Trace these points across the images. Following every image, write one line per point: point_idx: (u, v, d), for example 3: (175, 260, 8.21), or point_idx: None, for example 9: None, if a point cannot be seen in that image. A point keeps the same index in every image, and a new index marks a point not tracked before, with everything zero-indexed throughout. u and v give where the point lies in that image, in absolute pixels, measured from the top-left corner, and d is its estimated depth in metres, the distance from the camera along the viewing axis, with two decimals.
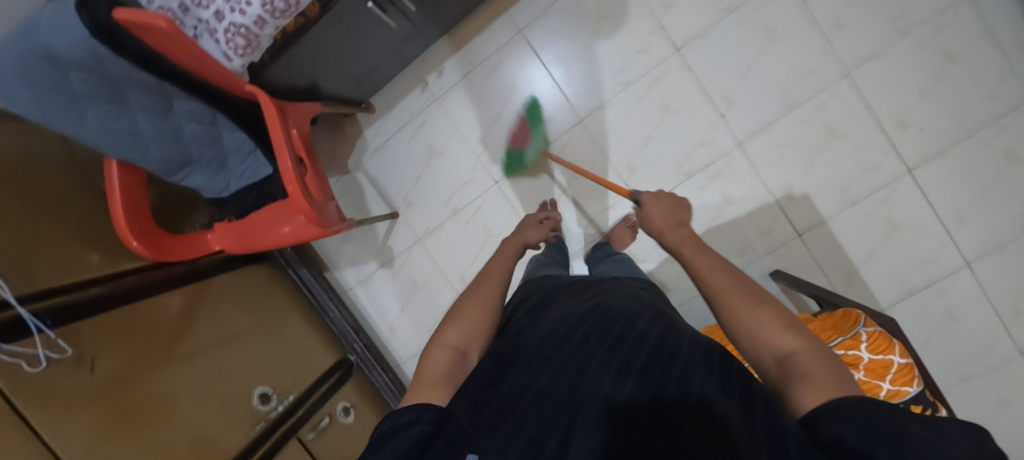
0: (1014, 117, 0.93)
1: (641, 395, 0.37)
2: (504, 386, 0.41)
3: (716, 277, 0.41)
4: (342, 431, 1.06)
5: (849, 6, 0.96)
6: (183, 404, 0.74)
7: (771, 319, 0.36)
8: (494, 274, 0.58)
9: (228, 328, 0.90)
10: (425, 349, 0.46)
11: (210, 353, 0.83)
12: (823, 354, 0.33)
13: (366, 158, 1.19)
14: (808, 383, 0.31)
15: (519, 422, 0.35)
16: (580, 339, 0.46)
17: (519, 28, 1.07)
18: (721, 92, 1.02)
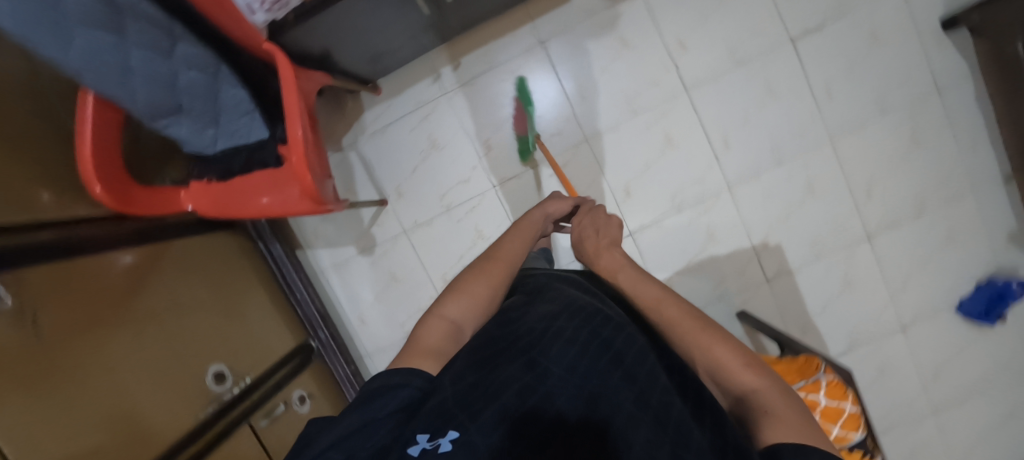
0: (957, 203, 1.06)
1: (627, 395, 0.34)
2: (483, 373, 0.37)
3: (673, 309, 0.46)
4: (296, 420, 0.99)
5: (841, 79, 1.04)
6: (127, 373, 0.66)
7: (739, 357, 0.39)
8: (508, 252, 0.58)
9: (186, 296, 0.82)
10: (423, 318, 0.47)
11: (162, 320, 0.75)
12: (779, 393, 0.36)
13: (363, 139, 1.14)
14: (772, 421, 0.33)
15: (501, 409, 0.31)
16: (559, 335, 0.43)
17: (541, 39, 1.08)
18: (719, 136, 1.08)
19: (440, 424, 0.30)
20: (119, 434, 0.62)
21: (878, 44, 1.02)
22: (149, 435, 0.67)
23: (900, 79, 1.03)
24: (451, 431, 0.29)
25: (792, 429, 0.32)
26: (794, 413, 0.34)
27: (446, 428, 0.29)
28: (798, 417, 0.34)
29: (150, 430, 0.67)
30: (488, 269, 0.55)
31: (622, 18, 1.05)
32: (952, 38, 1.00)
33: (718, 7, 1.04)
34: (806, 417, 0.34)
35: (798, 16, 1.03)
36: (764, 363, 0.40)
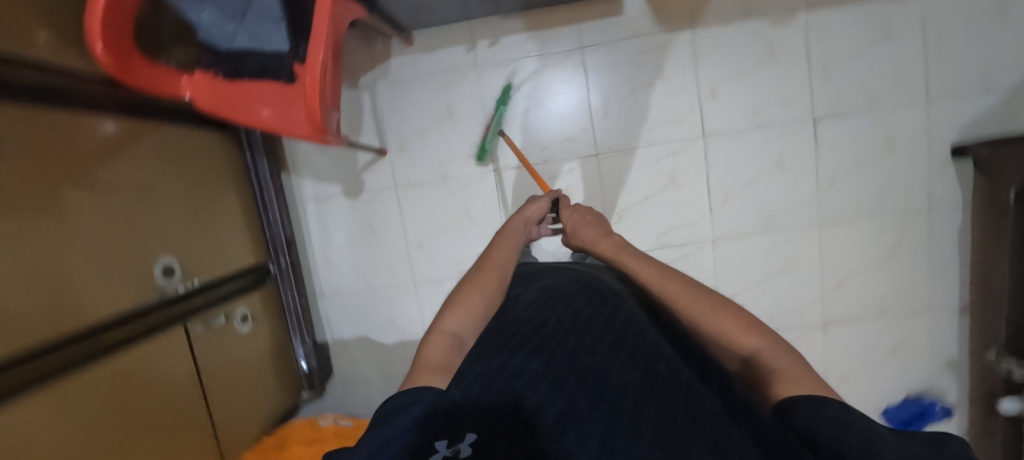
0: (911, 319, 1.12)
1: (636, 374, 0.43)
2: (510, 357, 0.46)
3: (675, 286, 0.50)
4: (234, 339, 0.96)
5: (847, 173, 1.07)
6: (78, 240, 0.64)
7: (738, 320, 0.44)
8: (496, 260, 0.64)
9: (154, 181, 0.81)
10: (425, 335, 0.49)
11: (123, 198, 0.74)
12: (779, 349, 0.41)
13: (381, 85, 1.12)
14: (779, 380, 0.39)
15: (523, 398, 0.39)
16: (572, 327, 0.53)
17: (582, 43, 1.07)
18: (720, 190, 1.10)
19: (461, 430, 0.37)
20: (59, 296, 0.60)
21: (890, 151, 1.05)
22: (83, 311, 0.64)
23: (900, 189, 1.07)
24: (468, 434, 0.37)
25: (800, 384, 0.37)
26: (794, 368, 0.39)
27: (463, 432, 0.37)
28: (798, 370, 0.39)
29: (82, 307, 0.64)
30: (480, 280, 0.59)
31: (665, 48, 1.06)
32: (959, 165, 1.04)
33: (757, 67, 1.05)
34: (803, 366, 0.40)
35: (827, 99, 1.05)
36: (759, 321, 0.44)
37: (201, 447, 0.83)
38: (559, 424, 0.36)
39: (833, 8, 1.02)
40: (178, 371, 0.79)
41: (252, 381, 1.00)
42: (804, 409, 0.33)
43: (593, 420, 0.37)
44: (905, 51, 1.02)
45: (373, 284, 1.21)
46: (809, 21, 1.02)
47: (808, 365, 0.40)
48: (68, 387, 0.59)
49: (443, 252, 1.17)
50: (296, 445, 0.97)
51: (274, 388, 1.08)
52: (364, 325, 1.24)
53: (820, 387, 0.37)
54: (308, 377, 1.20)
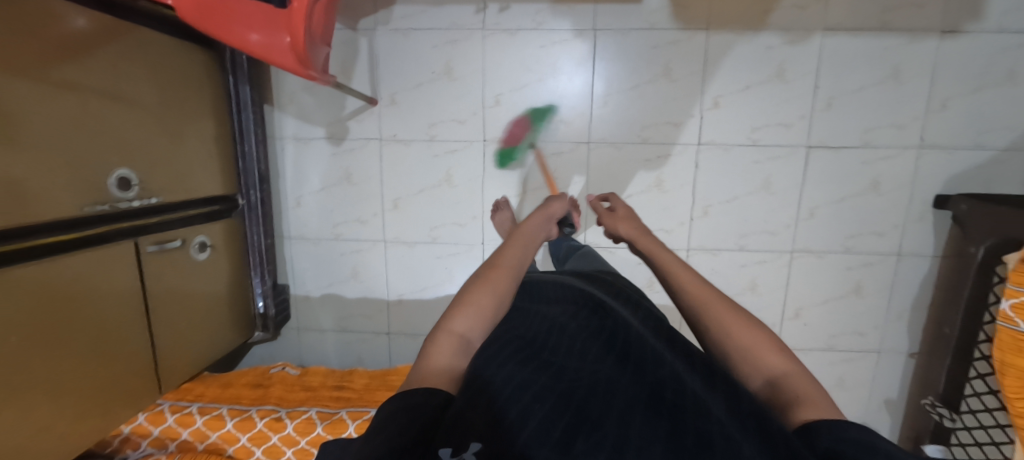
0: (860, 356, 1.16)
1: (642, 390, 0.43)
2: (520, 373, 0.46)
3: (717, 307, 0.56)
4: (188, 265, 0.93)
5: (829, 205, 1.08)
6: (26, 131, 0.60)
7: (766, 344, 0.51)
8: (507, 259, 0.65)
9: (125, 88, 0.76)
10: (434, 334, 0.52)
11: (87, 97, 0.69)
12: (803, 378, 0.47)
13: (382, 31, 1.07)
14: (801, 401, 0.43)
15: (532, 412, 0.38)
16: (577, 347, 0.52)
17: (595, 26, 1.03)
18: (703, 201, 1.10)
19: (463, 440, 0.34)
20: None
21: (874, 191, 1.06)
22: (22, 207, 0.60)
23: (876, 231, 1.08)
24: (473, 443, 0.34)
25: (820, 407, 0.42)
26: (814, 391, 0.45)
27: (467, 440, 0.34)
28: (817, 393, 0.44)
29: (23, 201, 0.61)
30: (492, 279, 0.60)
31: (677, 46, 1.03)
32: (936, 216, 1.05)
33: (764, 83, 1.03)
34: (820, 391, 0.45)
35: (825, 128, 1.04)
36: (786, 347, 0.51)
37: (129, 366, 0.80)
38: (569, 435, 0.36)
39: (850, 36, 1.00)
40: (118, 291, 0.76)
41: (202, 312, 0.98)
42: (825, 430, 0.37)
43: (603, 433, 0.36)
44: (910, 93, 1.01)
45: (342, 235, 1.19)
46: (824, 45, 1.00)
47: (824, 390, 0.46)
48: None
49: (419, 214, 1.16)
50: (242, 386, 1.00)
51: (225, 323, 1.06)
52: (327, 275, 1.23)
53: (835, 410, 0.43)
54: (263, 318, 1.18)
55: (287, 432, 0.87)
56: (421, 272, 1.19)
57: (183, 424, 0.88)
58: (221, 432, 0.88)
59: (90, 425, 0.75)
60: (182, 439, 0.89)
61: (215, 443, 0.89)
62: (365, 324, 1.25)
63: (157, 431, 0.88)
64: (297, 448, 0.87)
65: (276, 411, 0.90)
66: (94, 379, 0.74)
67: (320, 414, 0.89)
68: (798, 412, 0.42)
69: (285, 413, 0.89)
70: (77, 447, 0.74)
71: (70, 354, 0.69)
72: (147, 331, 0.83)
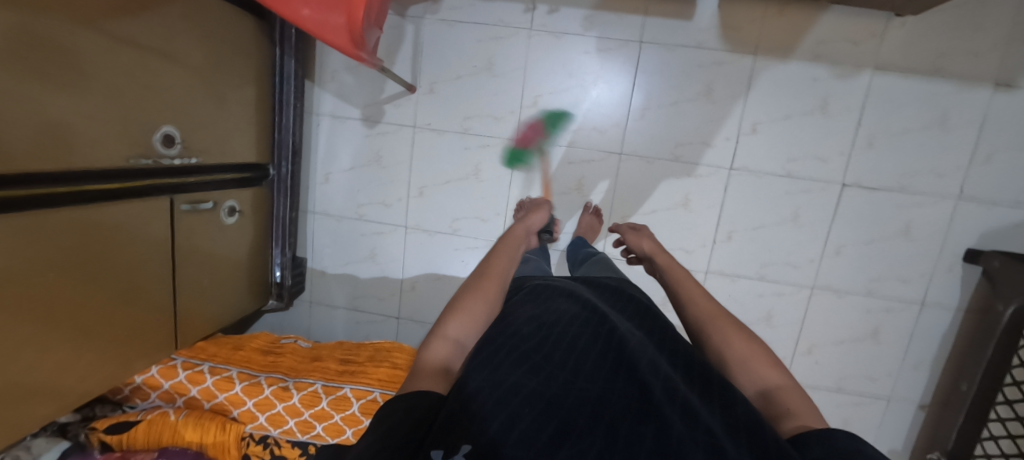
0: (868, 401, 1.14)
1: (633, 396, 0.41)
2: (511, 373, 0.45)
3: (724, 325, 0.55)
4: (215, 229, 0.95)
5: (855, 245, 1.06)
6: (79, 77, 0.61)
7: (762, 358, 0.50)
8: (497, 269, 0.67)
9: (175, 48, 0.77)
10: (429, 339, 0.53)
11: (141, 53, 0.70)
12: (799, 394, 0.45)
13: (429, 21, 1.07)
14: (792, 413, 0.42)
15: (520, 417, 0.38)
16: (569, 346, 0.51)
17: (641, 38, 1.03)
18: (727, 226, 1.09)
19: (455, 443, 0.34)
20: (38, 131, 0.57)
21: (905, 237, 1.04)
22: (63, 150, 0.61)
23: (902, 277, 1.06)
24: (463, 446, 0.34)
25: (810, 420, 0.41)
26: (805, 405, 0.43)
27: (459, 442, 0.34)
28: (807, 407, 0.43)
29: (65, 145, 0.61)
30: (481, 287, 0.62)
31: (722, 67, 1.02)
32: (967, 269, 1.03)
33: (805, 114, 1.02)
34: (811, 407, 0.44)
35: (862, 167, 1.03)
36: (779, 360, 0.50)
37: (149, 322, 0.82)
38: (555, 442, 0.35)
39: (899, 78, 0.98)
40: (146, 243, 0.78)
41: (222, 275, 1.00)
42: (814, 444, 0.35)
43: (590, 439, 0.35)
44: (956, 142, 0.99)
45: (365, 216, 1.20)
46: (871, 83, 0.99)
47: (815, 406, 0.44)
48: (21, 217, 0.56)
49: (442, 204, 1.16)
50: (252, 350, 1.01)
51: (244, 289, 1.09)
52: (345, 253, 1.24)
53: (825, 424, 0.41)
54: (279, 287, 1.19)
55: (293, 402, 0.88)
56: (438, 262, 1.20)
57: (193, 382, 0.90)
58: (229, 393, 0.89)
59: (103, 374, 0.76)
60: (190, 395, 0.90)
61: (221, 404, 0.90)
62: (377, 305, 1.26)
63: (168, 384, 0.90)
64: (300, 420, 0.89)
65: (284, 380, 0.91)
66: (113, 329, 0.75)
67: (326, 388, 0.90)
68: (787, 423, 0.41)
69: (293, 384, 0.90)
70: (88, 392, 0.76)
71: (96, 300, 0.70)
72: (169, 287, 0.85)
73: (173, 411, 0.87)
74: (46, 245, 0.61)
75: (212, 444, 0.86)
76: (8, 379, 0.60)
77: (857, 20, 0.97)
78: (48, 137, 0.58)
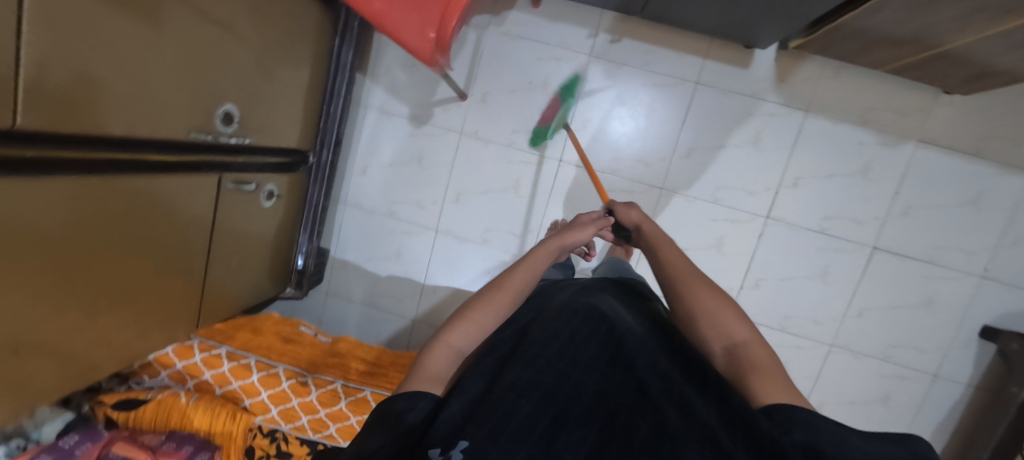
0: None
1: (631, 386, 0.40)
2: (513, 363, 0.44)
3: (691, 281, 0.52)
4: (253, 210, 0.93)
5: (878, 309, 1.08)
6: (152, 53, 0.57)
7: (728, 311, 0.47)
8: (516, 281, 0.57)
9: (238, 21, 0.72)
10: (429, 346, 0.48)
11: (208, 25, 0.66)
12: (763, 349, 0.45)
13: (492, 31, 1.08)
14: (758, 376, 0.41)
15: (517, 405, 0.37)
16: (563, 332, 0.48)
17: (698, 78, 1.04)
18: (756, 274, 1.10)
19: (453, 439, 0.34)
20: (70, 85, 0.48)
21: (928, 308, 1.06)
22: (75, 102, 0.49)
23: (919, 346, 1.08)
24: (461, 442, 0.33)
25: (774, 383, 0.40)
26: (771, 362, 0.43)
27: (456, 440, 0.34)
28: (773, 365, 0.43)
29: (82, 92, 0.49)
30: (493, 299, 0.54)
31: (773, 119, 1.04)
32: (982, 346, 1.06)
33: (847, 176, 1.04)
34: (776, 361, 0.44)
35: (895, 234, 1.05)
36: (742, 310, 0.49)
37: (174, 299, 0.79)
38: (553, 431, 0.36)
39: (942, 154, 1.01)
40: (191, 220, 0.76)
41: (250, 256, 0.97)
42: (787, 414, 0.35)
43: (585, 432, 0.37)
44: (987, 222, 1.02)
45: (396, 214, 1.19)
46: (914, 154, 1.02)
47: (779, 360, 0.44)
48: (82, 180, 0.54)
49: (476, 212, 1.16)
50: (270, 336, 0.99)
51: (265, 275, 1.05)
52: (370, 248, 1.22)
53: (790, 381, 0.41)
54: (299, 275, 1.17)
55: (309, 399, 0.88)
56: (463, 270, 1.19)
57: (208, 365, 0.88)
58: (245, 382, 0.88)
59: (119, 347, 0.73)
60: (202, 378, 0.88)
61: (234, 391, 0.88)
62: (393, 306, 1.24)
63: (180, 364, 0.86)
64: (314, 417, 0.88)
65: (303, 375, 0.91)
66: (139, 301, 0.72)
67: (345, 389, 0.91)
68: (756, 388, 0.40)
69: (312, 380, 0.91)
70: (98, 367, 0.72)
71: (132, 269, 0.67)
72: (202, 264, 0.83)
73: (185, 393, 0.84)
74: (104, 216, 0.59)
75: (219, 433, 0.83)
76: (40, 346, 0.58)
77: (910, 93, 1.00)
78: (68, 86, 0.47)
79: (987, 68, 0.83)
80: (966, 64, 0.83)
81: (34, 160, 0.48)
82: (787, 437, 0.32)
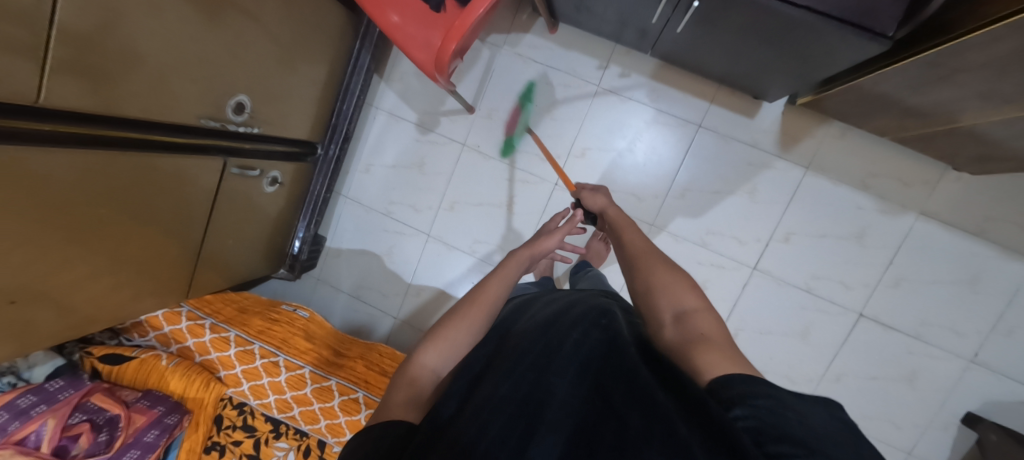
0: None
1: (594, 395, 0.38)
2: (494, 379, 0.42)
3: (648, 258, 0.54)
4: (255, 193, 0.99)
5: (857, 376, 1.05)
6: (177, 43, 0.62)
7: (682, 283, 0.49)
8: (489, 294, 0.59)
9: (266, 19, 0.78)
10: (402, 370, 0.51)
11: (235, 20, 0.71)
12: (713, 319, 0.46)
13: (506, 51, 1.11)
14: (701, 346, 0.42)
15: (490, 419, 0.37)
16: (543, 340, 0.48)
17: (701, 122, 1.05)
18: (735, 323, 1.10)
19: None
20: (104, 66, 0.54)
21: (908, 383, 1.03)
22: (108, 83, 0.56)
23: (895, 421, 1.05)
24: None
25: (717, 348, 0.41)
26: (718, 331, 0.44)
27: None
28: (720, 333, 0.44)
29: (114, 72, 0.55)
30: (467, 315, 0.56)
31: (772, 171, 1.04)
32: (961, 432, 1.02)
33: (840, 238, 1.03)
34: (724, 331, 0.45)
35: (884, 303, 1.03)
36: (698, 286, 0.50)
37: (169, 265, 0.85)
38: (526, 441, 0.35)
39: (941, 227, 0.99)
40: (197, 193, 0.81)
41: (247, 233, 1.02)
42: (733, 390, 0.33)
43: (556, 440, 0.35)
44: (982, 305, 0.99)
45: (392, 213, 1.24)
46: (913, 226, 1.00)
47: (726, 330, 0.45)
48: (96, 156, 0.59)
49: (468, 222, 1.19)
50: (254, 314, 1.03)
51: (260, 255, 1.11)
52: (364, 242, 1.27)
53: (734, 349, 0.42)
54: (292, 260, 1.22)
55: (278, 380, 0.94)
56: (447, 275, 1.22)
57: (193, 333, 0.94)
58: (222, 354, 0.94)
59: (114, 304, 0.79)
60: (185, 344, 0.94)
61: (212, 361, 0.95)
62: (378, 301, 1.28)
63: (168, 328, 0.94)
64: (280, 397, 0.94)
65: (276, 355, 0.96)
66: (135, 265, 0.77)
67: (313, 375, 0.95)
68: (700, 348, 0.41)
69: (283, 362, 0.95)
70: (94, 321, 0.78)
71: (132, 236, 0.73)
72: (201, 234, 0.88)
73: (166, 356, 0.91)
74: (114, 184, 0.64)
75: (191, 398, 0.90)
76: (52, 292, 0.65)
77: (916, 163, 0.98)
78: (106, 66, 0.54)
79: (994, 151, 0.81)
80: (972, 143, 0.82)
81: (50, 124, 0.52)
82: (730, 403, 0.32)
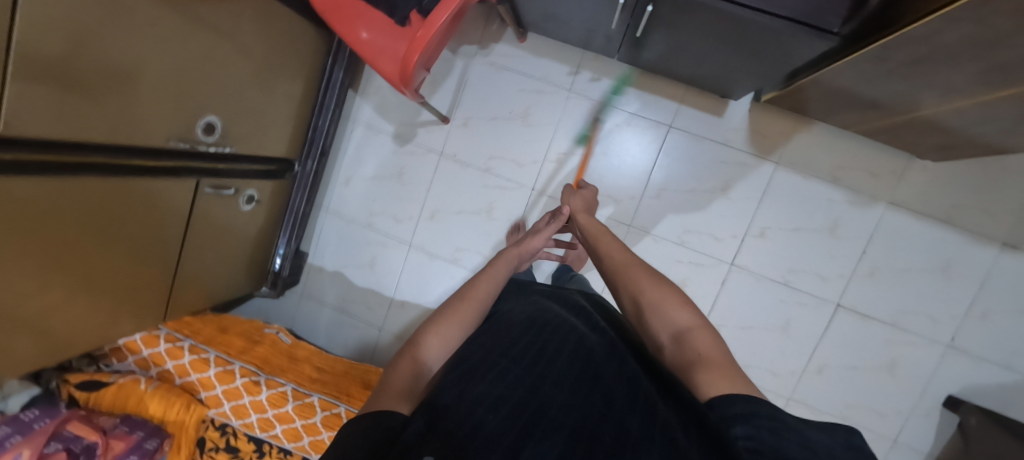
0: None
1: (595, 400, 0.37)
2: (485, 378, 0.40)
3: (632, 270, 0.53)
4: (231, 212, 0.99)
5: (839, 366, 1.06)
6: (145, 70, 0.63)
7: (672, 298, 0.48)
8: (478, 290, 0.61)
9: (235, 40, 0.78)
10: (392, 363, 0.48)
11: (204, 43, 0.72)
12: (711, 335, 0.45)
13: (478, 61, 1.13)
14: (704, 368, 0.41)
15: (484, 419, 0.34)
16: (538, 343, 0.46)
17: (671, 122, 1.07)
18: (717, 318, 1.11)
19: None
20: (72, 97, 0.55)
21: (889, 371, 1.05)
22: (75, 114, 0.56)
23: (879, 409, 1.06)
24: None
25: (719, 368, 0.41)
26: (717, 349, 0.43)
27: None
28: (719, 351, 0.43)
29: (82, 101, 0.56)
30: (457, 312, 0.56)
31: (744, 168, 1.05)
32: (944, 417, 1.03)
33: (813, 231, 1.04)
34: (723, 348, 0.44)
35: (860, 294, 1.04)
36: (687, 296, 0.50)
37: (145, 288, 0.84)
38: (523, 440, 0.32)
39: (909, 216, 1.01)
40: (169, 214, 0.81)
41: (225, 252, 1.02)
42: (729, 408, 0.34)
43: (554, 439, 0.33)
44: (955, 291, 1.00)
45: (374, 225, 1.24)
46: (883, 216, 1.01)
47: (723, 345, 0.45)
48: (64, 182, 0.59)
49: (450, 231, 1.19)
50: (235, 335, 1.04)
51: (241, 272, 1.11)
52: (347, 255, 1.27)
53: (734, 367, 0.42)
54: (275, 276, 1.22)
55: (259, 398, 0.93)
56: (432, 286, 1.22)
57: (171, 356, 0.93)
58: (203, 374, 0.94)
59: (90, 330, 0.79)
60: (165, 367, 0.94)
61: (191, 383, 0.94)
62: (364, 313, 1.27)
63: (146, 352, 0.93)
64: (263, 416, 0.93)
65: (257, 374, 0.95)
66: (110, 290, 0.77)
67: (294, 392, 0.94)
68: (699, 373, 0.41)
69: (264, 380, 0.94)
70: (70, 347, 0.78)
71: (107, 261, 0.73)
72: (176, 256, 0.87)
73: (144, 380, 0.90)
74: (82, 204, 0.63)
75: (171, 421, 0.90)
76: (24, 320, 0.64)
77: (881, 154, 1.00)
78: (74, 98, 0.55)
79: (953, 140, 0.83)
80: (933, 134, 0.84)
81: (29, 160, 0.54)
82: (725, 420, 0.33)
